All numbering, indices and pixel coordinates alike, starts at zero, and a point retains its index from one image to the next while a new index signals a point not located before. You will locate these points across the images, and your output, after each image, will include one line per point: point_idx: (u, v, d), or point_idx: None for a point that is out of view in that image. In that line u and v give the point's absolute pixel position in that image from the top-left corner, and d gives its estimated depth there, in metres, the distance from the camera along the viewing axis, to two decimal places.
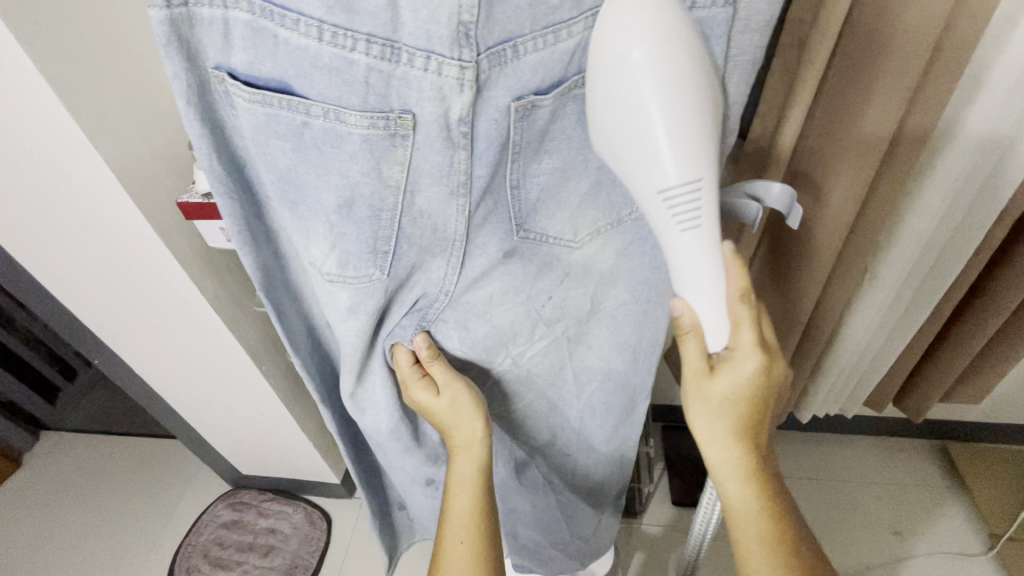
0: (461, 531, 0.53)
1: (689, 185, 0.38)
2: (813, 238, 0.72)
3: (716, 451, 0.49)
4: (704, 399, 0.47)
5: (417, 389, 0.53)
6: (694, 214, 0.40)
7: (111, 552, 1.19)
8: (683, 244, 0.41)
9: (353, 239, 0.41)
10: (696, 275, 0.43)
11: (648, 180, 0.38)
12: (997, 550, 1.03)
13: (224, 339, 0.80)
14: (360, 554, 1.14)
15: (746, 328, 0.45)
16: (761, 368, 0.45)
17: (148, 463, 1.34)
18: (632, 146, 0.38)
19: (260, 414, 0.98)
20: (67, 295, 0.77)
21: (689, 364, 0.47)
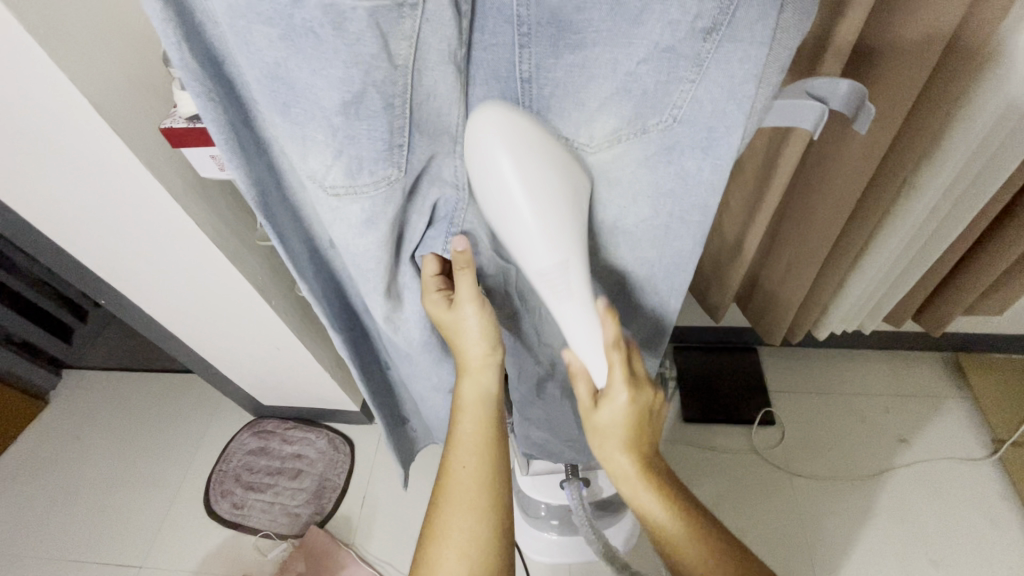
0: (468, 457, 0.51)
1: (559, 267, 0.41)
2: (851, 148, 0.67)
3: (618, 468, 0.49)
4: (595, 431, 0.49)
5: (429, 300, 0.50)
6: (569, 288, 0.43)
7: (145, 478, 1.24)
8: (565, 313, 0.45)
9: (365, 141, 0.35)
10: (577, 334, 0.46)
11: (527, 261, 0.41)
12: (1001, 456, 1.06)
13: (230, 275, 0.78)
14: (383, 473, 1.18)
15: (618, 367, 0.46)
16: (634, 399, 0.47)
17: (170, 396, 1.38)
18: (516, 237, 0.40)
19: (276, 348, 0.98)
20: (59, 235, 0.73)
21: (583, 407, 0.49)
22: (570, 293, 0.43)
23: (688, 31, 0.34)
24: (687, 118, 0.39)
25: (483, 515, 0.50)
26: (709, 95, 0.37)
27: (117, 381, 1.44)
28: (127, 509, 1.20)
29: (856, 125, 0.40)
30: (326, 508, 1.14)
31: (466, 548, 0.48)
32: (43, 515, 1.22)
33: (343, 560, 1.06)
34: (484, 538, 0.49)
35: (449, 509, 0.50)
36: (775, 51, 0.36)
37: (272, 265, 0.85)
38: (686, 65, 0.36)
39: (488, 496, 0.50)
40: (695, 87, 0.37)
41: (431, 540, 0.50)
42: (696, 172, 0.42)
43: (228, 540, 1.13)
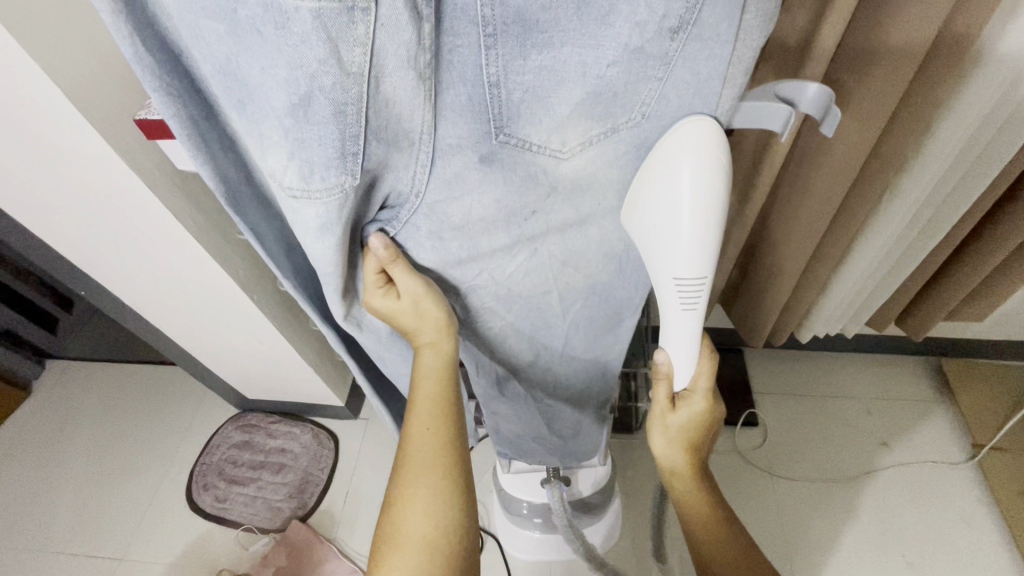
0: (426, 425, 0.52)
1: (698, 281, 0.44)
2: (834, 153, 0.67)
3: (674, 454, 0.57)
4: (664, 427, 0.56)
5: (377, 296, 0.49)
6: (699, 296, 0.45)
7: (127, 470, 1.24)
8: (682, 319, 0.47)
9: (315, 145, 0.35)
10: (683, 344, 0.49)
11: (667, 267, 0.44)
12: (978, 459, 1.07)
13: (211, 269, 0.77)
14: (367, 468, 1.18)
15: (703, 375, 0.53)
16: (709, 406, 0.54)
17: (154, 388, 1.37)
18: (663, 246, 0.43)
19: (260, 342, 0.97)
20: (34, 225, 0.72)
21: (659, 403, 0.55)
22: (697, 305, 0.45)
23: (656, 30, 0.34)
24: (655, 116, 0.39)
25: (439, 479, 0.51)
26: (677, 92, 0.37)
27: (100, 372, 1.42)
28: (110, 501, 1.19)
29: (823, 128, 0.40)
30: (309, 502, 1.14)
31: (423, 514, 0.49)
32: (24, 506, 1.21)
33: (325, 554, 1.06)
34: (437, 504, 0.50)
35: (410, 467, 0.51)
36: (741, 50, 0.36)
37: (254, 259, 0.84)
38: (654, 64, 0.36)
39: (443, 461, 0.51)
40: (663, 85, 0.37)
41: (390, 503, 0.51)
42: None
43: (210, 534, 1.12)
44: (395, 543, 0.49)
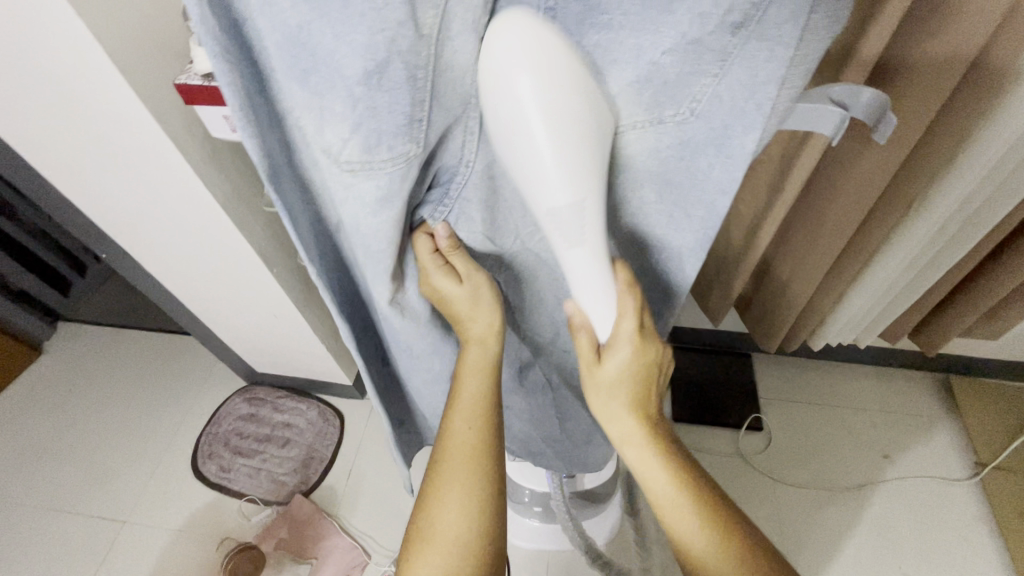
0: (470, 420, 0.52)
1: (572, 207, 0.38)
2: (864, 162, 0.67)
3: (639, 450, 0.49)
4: (596, 384, 0.49)
5: (437, 277, 0.50)
6: (584, 229, 0.40)
7: (133, 435, 1.25)
8: (575, 259, 0.43)
9: (386, 114, 0.35)
10: (587, 284, 0.45)
11: (537, 198, 0.38)
12: (981, 478, 1.08)
13: (235, 239, 0.78)
14: (372, 448, 1.19)
15: (627, 320, 0.47)
16: (637, 353, 0.48)
17: (164, 356, 1.38)
18: (525, 171, 0.37)
19: (274, 316, 0.97)
20: (63, 185, 0.72)
21: (584, 359, 0.50)
22: (584, 240, 0.41)
23: (719, 24, 0.34)
24: (705, 112, 0.39)
25: (479, 478, 0.50)
26: (730, 90, 0.37)
27: (108, 336, 1.44)
28: (115, 464, 1.21)
29: (875, 135, 0.42)
30: (312, 478, 1.15)
31: (458, 506, 0.49)
32: (33, 464, 1.23)
33: (326, 530, 1.07)
34: (477, 503, 0.50)
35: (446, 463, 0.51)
36: (803, 49, 0.36)
37: (276, 232, 0.84)
38: (711, 58, 0.35)
39: (484, 459, 0.51)
40: (718, 82, 0.37)
41: (428, 502, 0.50)
42: (707, 168, 0.42)
43: (214, 503, 1.13)
44: (432, 546, 0.49)
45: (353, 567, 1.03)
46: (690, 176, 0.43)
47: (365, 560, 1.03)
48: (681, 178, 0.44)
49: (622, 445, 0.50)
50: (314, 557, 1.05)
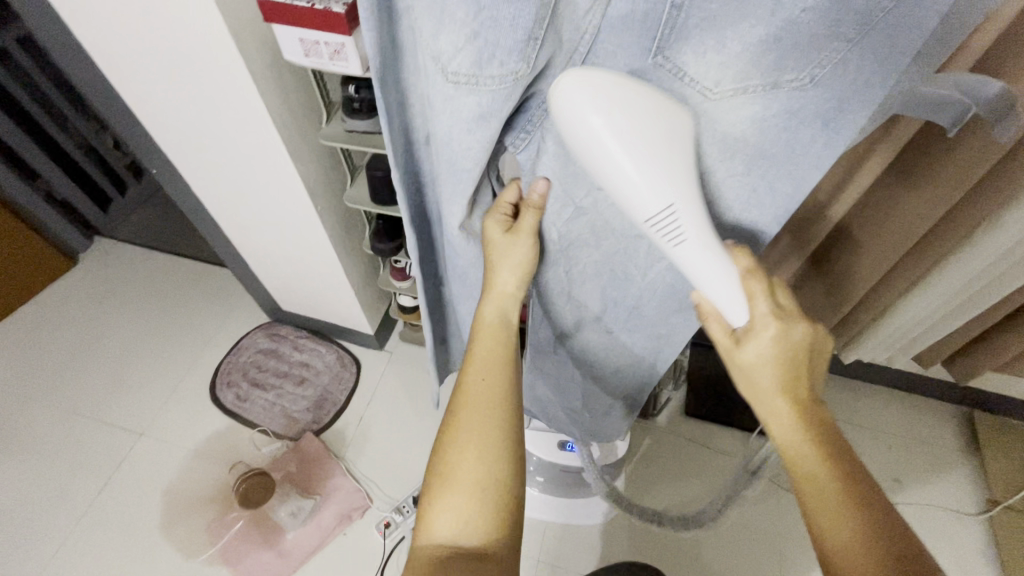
0: (487, 372, 0.52)
1: (669, 210, 0.38)
2: (934, 175, 0.64)
3: (802, 452, 0.42)
4: (738, 370, 0.45)
5: (493, 223, 0.51)
6: (682, 226, 0.39)
7: (156, 353, 1.28)
8: (686, 256, 0.41)
9: (504, 28, 0.34)
10: (707, 273, 0.42)
11: (635, 211, 0.38)
12: (991, 515, 1.06)
13: (285, 170, 0.78)
14: (385, 400, 1.20)
15: (761, 299, 0.43)
16: (783, 336, 0.42)
17: (194, 283, 1.41)
18: (616, 183, 0.37)
19: (309, 254, 0.98)
20: (128, 93, 0.73)
21: (720, 344, 0.46)
22: (683, 236, 0.39)
23: None
24: (826, 82, 0.35)
25: (497, 424, 0.49)
26: (861, 57, 0.33)
27: (142, 256, 1.47)
28: (136, 379, 1.24)
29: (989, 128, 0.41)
30: (324, 419, 1.17)
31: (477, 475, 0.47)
32: (60, 368, 1.27)
33: (332, 470, 1.09)
34: (496, 448, 0.48)
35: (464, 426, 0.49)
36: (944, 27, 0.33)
37: (325, 168, 0.84)
38: (849, 22, 0.32)
39: (500, 407, 0.50)
40: (849, 49, 0.33)
41: (450, 443, 0.49)
42: (809, 144, 0.38)
43: (227, 429, 1.16)
44: (453, 485, 0.47)
45: (354, 508, 1.05)
46: (790, 150, 0.39)
47: (367, 504, 1.05)
48: (778, 151, 0.39)
49: (775, 443, 0.44)
50: (319, 493, 1.07)
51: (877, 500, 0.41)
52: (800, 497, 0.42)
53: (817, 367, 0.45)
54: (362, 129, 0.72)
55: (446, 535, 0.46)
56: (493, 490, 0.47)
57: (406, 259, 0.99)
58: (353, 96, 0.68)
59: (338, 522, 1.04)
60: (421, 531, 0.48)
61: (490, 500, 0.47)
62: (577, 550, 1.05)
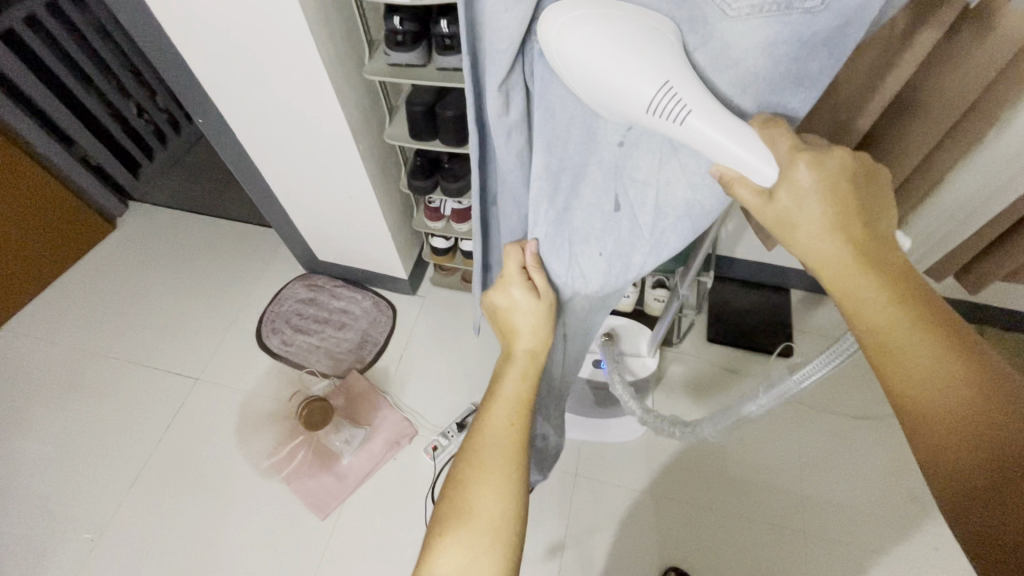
0: (507, 418, 0.52)
1: (664, 85, 0.36)
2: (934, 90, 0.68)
3: (865, 294, 0.39)
4: (790, 229, 0.40)
5: (517, 288, 0.55)
6: (689, 101, 0.36)
7: (202, 306, 1.35)
8: (695, 132, 0.37)
9: None
10: (728, 140, 0.37)
11: (629, 103, 0.37)
12: None
13: (331, 111, 0.82)
14: (420, 339, 1.27)
15: (783, 141, 0.38)
16: (819, 174, 0.38)
17: (231, 239, 1.47)
18: (604, 79, 0.36)
19: (348, 198, 1.03)
20: (182, 42, 0.77)
21: (757, 212, 0.40)
22: (687, 108, 0.36)
23: None
24: (837, 4, 0.35)
25: (513, 476, 0.49)
26: None
27: (178, 217, 1.53)
28: (187, 331, 1.31)
29: None
30: (367, 358, 1.25)
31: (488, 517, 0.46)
32: (113, 323, 1.34)
33: (379, 403, 1.17)
34: (515, 499, 0.48)
35: (482, 466, 0.49)
36: None
37: (365, 108, 0.88)
38: None
39: (515, 455, 0.50)
40: None
41: (465, 490, 0.48)
42: (815, 73, 0.40)
43: (276, 371, 1.24)
44: (468, 527, 0.46)
45: (402, 436, 1.13)
46: (791, 82, 0.40)
47: (414, 431, 1.13)
48: (784, 83, 0.40)
49: (832, 292, 0.40)
50: (367, 424, 1.15)
51: (955, 336, 0.37)
52: (864, 344, 0.40)
53: (877, 206, 0.41)
54: (405, 62, 0.77)
55: (448, 574, 0.44)
56: (505, 537, 0.46)
57: (440, 197, 1.05)
58: (397, 28, 0.73)
59: (387, 448, 1.12)
60: (424, 566, 0.46)
61: (497, 549, 0.46)
62: (611, 467, 1.11)
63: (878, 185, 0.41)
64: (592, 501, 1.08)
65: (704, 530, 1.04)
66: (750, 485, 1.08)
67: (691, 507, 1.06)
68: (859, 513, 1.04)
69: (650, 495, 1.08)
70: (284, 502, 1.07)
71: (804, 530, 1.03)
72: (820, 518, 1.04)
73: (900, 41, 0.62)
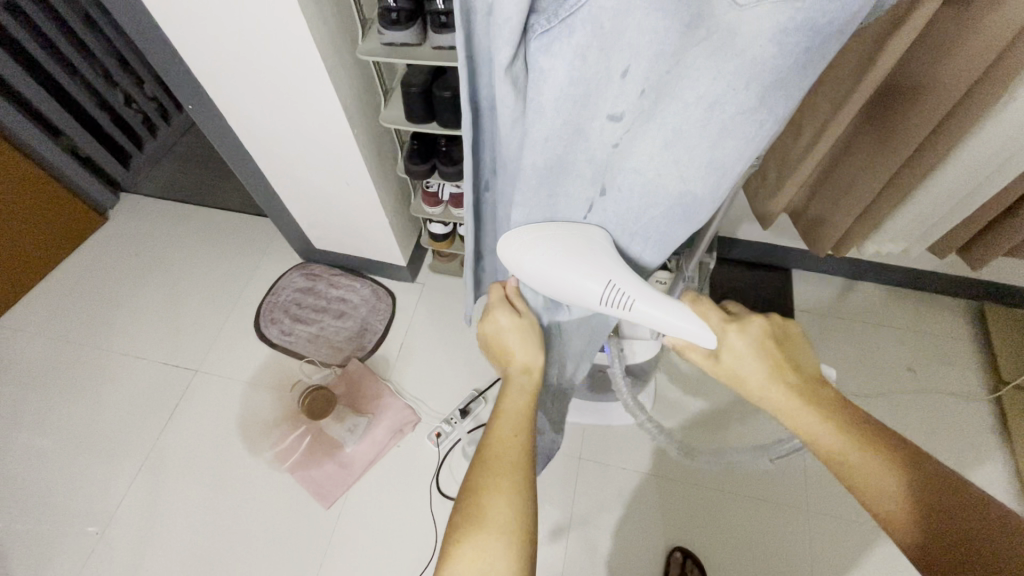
0: (513, 427, 0.52)
1: (606, 286, 0.46)
2: (943, 63, 0.65)
3: (802, 423, 0.48)
4: (738, 382, 0.51)
5: (499, 313, 0.62)
6: (621, 297, 0.46)
7: (200, 297, 1.34)
8: (638, 312, 0.46)
9: None
10: (655, 319, 0.45)
11: (581, 297, 0.48)
12: (999, 396, 1.12)
13: (326, 96, 0.80)
14: (421, 327, 1.26)
15: (711, 314, 0.53)
16: (741, 334, 0.51)
17: (226, 228, 1.45)
18: (564, 290, 0.48)
19: (344, 184, 1.01)
20: (169, 26, 0.75)
21: (706, 366, 0.53)
22: (627, 302, 0.46)
23: None
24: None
25: (522, 477, 0.48)
26: None
27: (170, 207, 1.50)
28: (184, 323, 1.30)
29: None
30: (367, 346, 1.24)
31: (504, 520, 0.45)
32: (109, 316, 1.33)
33: (380, 391, 1.17)
34: (524, 492, 0.47)
35: (494, 469, 0.48)
36: None
37: (359, 90, 0.86)
38: None
39: (525, 454, 0.50)
40: None
41: (477, 491, 0.47)
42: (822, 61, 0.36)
43: (276, 362, 1.23)
44: (480, 528, 0.45)
45: (405, 423, 1.12)
46: (801, 72, 0.36)
47: (416, 419, 1.13)
48: (792, 76, 0.36)
49: (792, 429, 0.48)
50: (370, 412, 1.14)
51: (892, 444, 0.44)
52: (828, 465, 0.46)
53: (797, 352, 0.52)
54: (400, 42, 0.75)
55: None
56: (518, 538, 0.45)
57: (438, 181, 1.03)
58: (391, 6, 0.70)
59: (391, 436, 1.12)
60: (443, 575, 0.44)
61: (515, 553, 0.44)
62: (615, 449, 1.11)
63: (793, 346, 0.53)
64: (596, 484, 1.08)
65: (707, 512, 1.04)
66: (754, 465, 1.08)
67: (696, 486, 1.07)
68: None
69: (654, 476, 1.08)
70: (288, 492, 1.07)
71: (808, 507, 1.04)
72: (823, 494, 1.05)
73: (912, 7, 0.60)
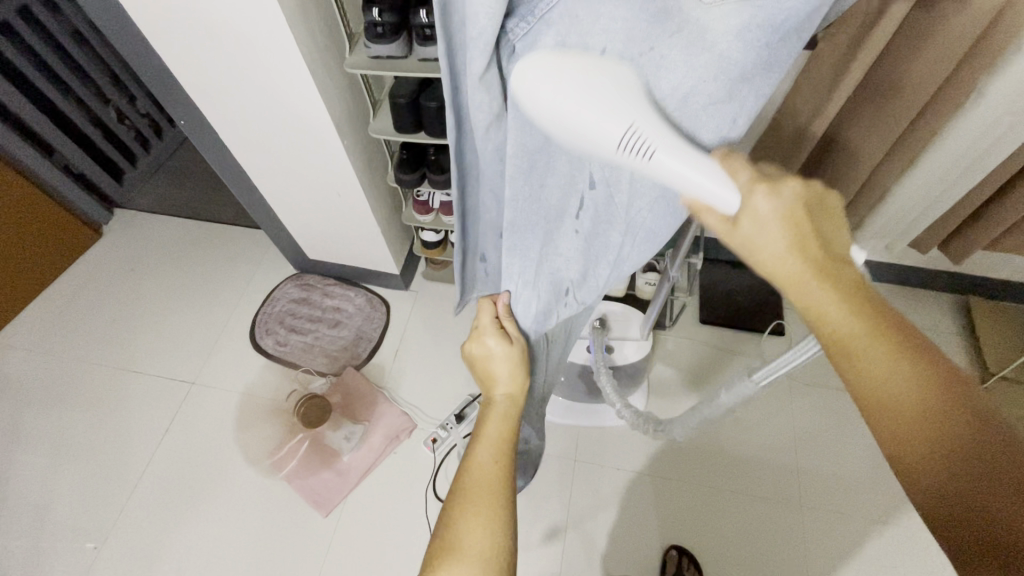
0: (490, 450, 0.54)
1: (628, 127, 0.34)
2: (911, 63, 0.68)
3: (825, 308, 0.37)
4: (749, 249, 0.39)
5: (489, 337, 0.62)
6: (654, 133, 0.35)
7: (195, 310, 1.34)
8: (667, 164, 0.35)
9: None
10: (699, 181, 0.36)
11: (600, 145, 0.36)
12: (987, 387, 1.13)
13: (316, 109, 0.82)
14: (415, 334, 1.27)
15: (743, 171, 0.38)
16: (775, 199, 0.38)
17: (220, 241, 1.46)
18: (572, 118, 0.35)
19: (336, 195, 1.02)
20: (162, 46, 0.77)
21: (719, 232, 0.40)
22: (651, 150, 0.35)
23: None
24: None
25: (500, 499, 0.49)
26: None
27: (165, 221, 1.52)
28: (180, 336, 1.31)
29: None
30: (362, 354, 1.25)
31: (477, 544, 0.46)
32: (103, 332, 1.33)
33: (376, 399, 1.17)
34: (500, 518, 0.48)
35: (471, 495, 0.49)
36: None
37: (348, 102, 0.88)
38: None
39: (503, 482, 0.51)
40: None
41: (456, 516, 0.48)
42: (782, 56, 0.38)
43: (272, 372, 1.24)
44: (459, 553, 0.46)
45: (401, 430, 1.13)
46: (763, 68, 0.38)
47: (412, 425, 1.14)
48: (755, 71, 0.38)
49: (795, 304, 0.39)
50: (366, 420, 1.15)
51: (924, 364, 0.36)
52: (833, 357, 0.38)
53: (831, 229, 0.40)
54: (386, 54, 0.77)
55: None
56: (494, 559, 0.46)
57: (428, 190, 1.05)
58: (377, 20, 0.72)
59: (387, 443, 1.12)
60: None
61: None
62: (610, 451, 1.12)
63: (828, 211, 0.40)
64: (592, 485, 1.09)
65: (702, 510, 1.05)
66: (747, 462, 1.09)
67: (690, 485, 1.08)
68: (854, 486, 1.06)
69: (649, 476, 1.09)
70: (286, 502, 1.08)
71: (802, 503, 1.05)
72: (818, 488, 1.06)
73: (878, 10, 0.62)
